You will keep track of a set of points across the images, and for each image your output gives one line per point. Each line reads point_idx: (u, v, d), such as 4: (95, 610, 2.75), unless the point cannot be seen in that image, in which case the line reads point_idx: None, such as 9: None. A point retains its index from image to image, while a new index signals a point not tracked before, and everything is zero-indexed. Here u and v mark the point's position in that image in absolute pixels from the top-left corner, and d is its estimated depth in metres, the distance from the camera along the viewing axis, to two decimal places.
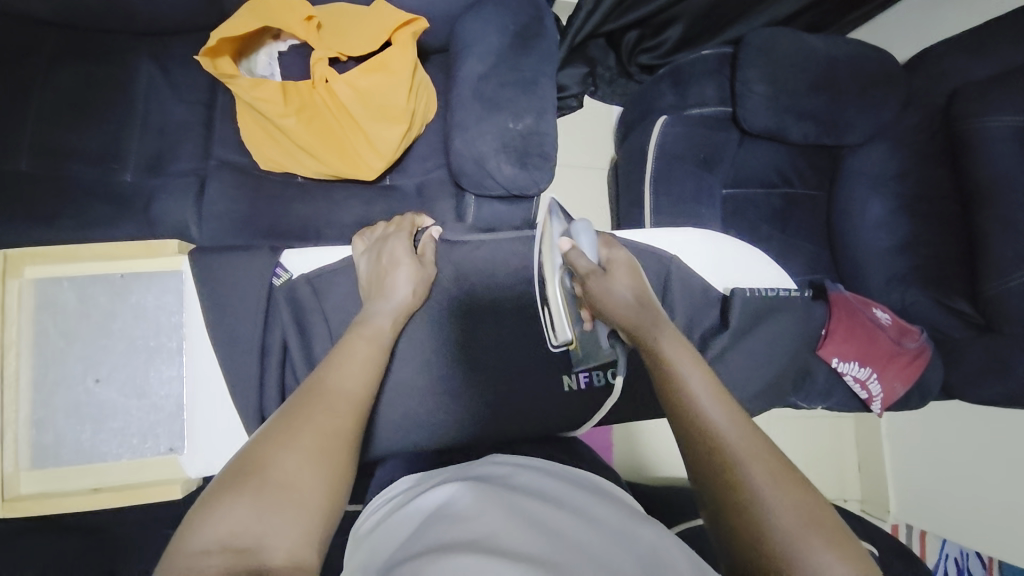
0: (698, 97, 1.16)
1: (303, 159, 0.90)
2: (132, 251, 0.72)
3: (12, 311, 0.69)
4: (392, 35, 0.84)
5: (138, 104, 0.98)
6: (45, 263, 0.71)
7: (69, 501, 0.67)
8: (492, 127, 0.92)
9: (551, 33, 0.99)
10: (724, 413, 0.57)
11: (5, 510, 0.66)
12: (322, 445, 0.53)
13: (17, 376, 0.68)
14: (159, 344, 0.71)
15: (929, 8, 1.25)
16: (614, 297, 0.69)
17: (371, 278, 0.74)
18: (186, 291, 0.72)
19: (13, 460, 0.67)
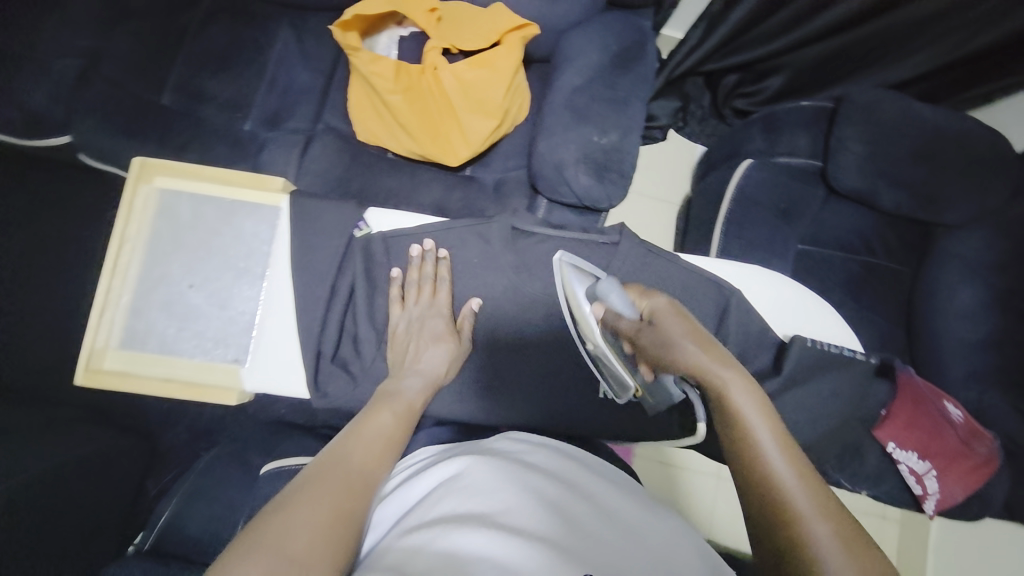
0: (789, 146, 1.14)
1: (399, 135, 0.96)
2: (243, 181, 0.80)
3: (138, 212, 0.79)
4: (503, 37, 0.89)
5: (269, 64, 1.10)
6: (172, 176, 0.80)
7: (146, 384, 0.75)
8: (576, 137, 0.95)
9: (650, 58, 1.01)
10: (781, 448, 0.54)
11: (90, 378, 0.74)
12: (331, 519, 0.52)
13: (127, 267, 0.78)
14: (247, 266, 0.78)
15: None
16: (669, 352, 0.62)
17: (398, 352, 0.75)
18: (280, 224, 0.79)
19: (108, 336, 0.76)
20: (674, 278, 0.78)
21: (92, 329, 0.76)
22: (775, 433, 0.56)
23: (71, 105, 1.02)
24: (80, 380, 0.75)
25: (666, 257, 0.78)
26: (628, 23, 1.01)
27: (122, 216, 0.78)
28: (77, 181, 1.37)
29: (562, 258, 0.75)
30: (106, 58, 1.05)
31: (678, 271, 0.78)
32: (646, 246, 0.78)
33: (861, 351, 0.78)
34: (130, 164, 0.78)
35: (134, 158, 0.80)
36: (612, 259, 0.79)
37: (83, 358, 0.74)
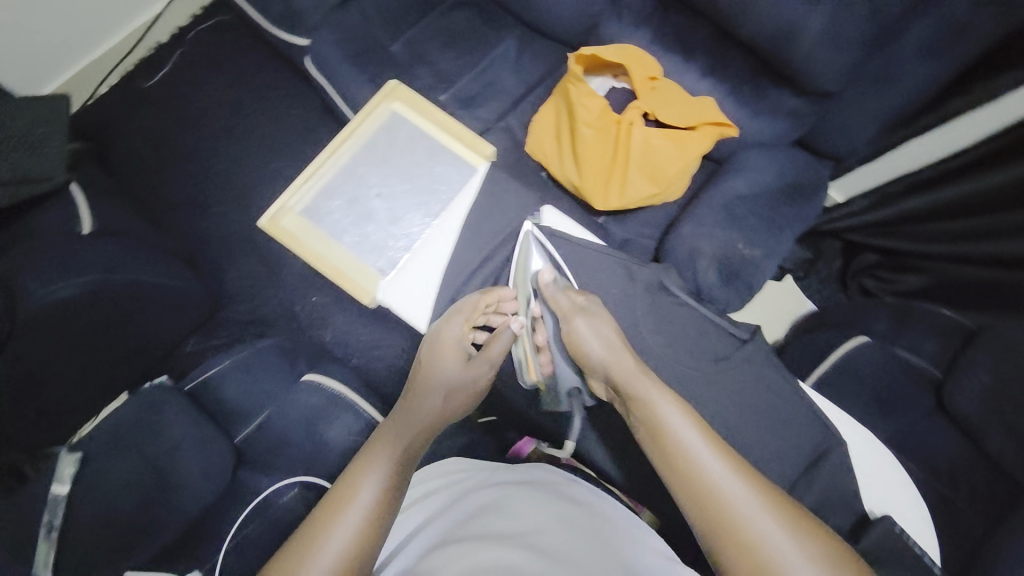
0: (911, 344, 1.11)
1: (566, 162, 1.04)
2: (459, 138, 0.99)
3: (370, 121, 0.98)
4: (700, 125, 0.95)
5: (484, 58, 1.23)
6: (408, 108, 0.99)
7: (307, 247, 0.92)
8: (721, 237, 0.98)
9: (817, 202, 1.04)
10: (757, 493, 0.58)
11: (272, 224, 0.93)
12: None
13: (341, 159, 0.97)
14: (427, 201, 0.96)
15: None
16: (591, 344, 0.73)
17: (409, 393, 0.76)
18: (469, 182, 0.98)
19: (299, 201, 0.94)
20: (774, 400, 0.78)
21: (293, 191, 0.95)
22: (742, 466, 0.60)
23: (324, 22, 1.20)
24: (263, 222, 0.92)
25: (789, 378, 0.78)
26: (811, 166, 1.06)
27: (359, 118, 0.98)
28: (281, 76, 1.56)
29: (530, 231, 0.87)
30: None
31: (789, 398, 0.78)
32: (774, 357, 0.79)
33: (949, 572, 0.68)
34: (386, 85, 0.99)
35: (389, 83, 1.00)
36: (732, 352, 0.80)
37: (276, 207, 0.91)
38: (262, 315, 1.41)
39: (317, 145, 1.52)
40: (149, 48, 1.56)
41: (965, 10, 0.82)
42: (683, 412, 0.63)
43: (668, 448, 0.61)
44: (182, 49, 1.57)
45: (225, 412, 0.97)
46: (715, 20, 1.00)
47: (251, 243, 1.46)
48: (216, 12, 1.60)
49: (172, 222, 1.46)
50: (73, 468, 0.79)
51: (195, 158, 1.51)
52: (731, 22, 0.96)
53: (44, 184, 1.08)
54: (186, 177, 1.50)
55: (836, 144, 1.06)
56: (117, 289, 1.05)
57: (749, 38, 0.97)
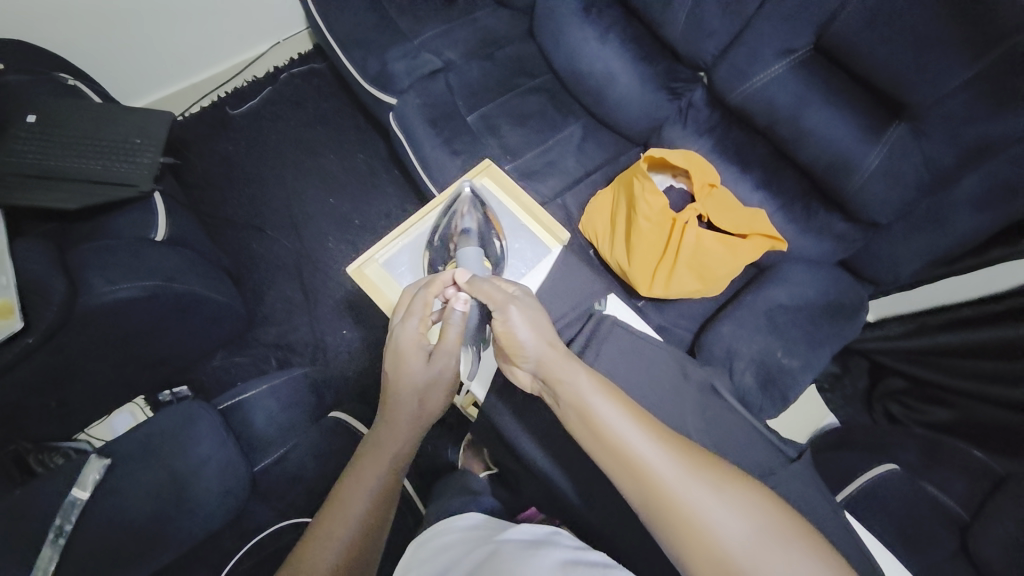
0: (940, 481, 1.07)
1: (619, 247, 1.10)
2: (543, 219, 0.97)
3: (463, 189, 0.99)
4: (751, 234, 1.01)
5: (550, 138, 1.33)
6: (499, 182, 0.99)
7: (384, 303, 0.91)
8: (761, 343, 1.01)
9: (857, 323, 1.06)
10: (688, 473, 0.58)
11: (356, 272, 0.92)
12: None
13: (430, 219, 0.97)
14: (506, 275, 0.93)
15: None
16: (516, 338, 0.74)
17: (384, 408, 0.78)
18: (544, 261, 0.95)
19: (385, 255, 0.94)
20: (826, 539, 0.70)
21: (381, 244, 0.95)
22: (669, 445, 0.61)
23: (413, 86, 1.32)
24: (348, 269, 0.93)
25: (830, 503, 0.66)
26: (852, 288, 1.10)
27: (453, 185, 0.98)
28: (356, 122, 1.69)
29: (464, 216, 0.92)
30: (455, 73, 1.35)
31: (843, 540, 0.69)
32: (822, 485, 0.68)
33: None
34: (482, 160, 1.00)
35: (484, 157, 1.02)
36: (779, 468, 0.69)
37: (362, 258, 0.92)
38: (289, 341, 1.43)
39: (375, 188, 1.61)
40: (244, 80, 1.71)
41: (1010, 175, 0.91)
42: (597, 389, 0.67)
43: (591, 423, 0.64)
44: (273, 86, 1.72)
45: (250, 436, 0.97)
46: (775, 143, 1.12)
47: (295, 269, 1.51)
48: (310, 59, 1.76)
49: (227, 237, 1.54)
50: (97, 475, 0.79)
51: (261, 183, 1.61)
52: (792, 147, 1.08)
53: (130, 189, 1.15)
54: (249, 199, 1.59)
55: (878, 271, 1.11)
56: (173, 297, 1.09)
57: (806, 163, 1.08)
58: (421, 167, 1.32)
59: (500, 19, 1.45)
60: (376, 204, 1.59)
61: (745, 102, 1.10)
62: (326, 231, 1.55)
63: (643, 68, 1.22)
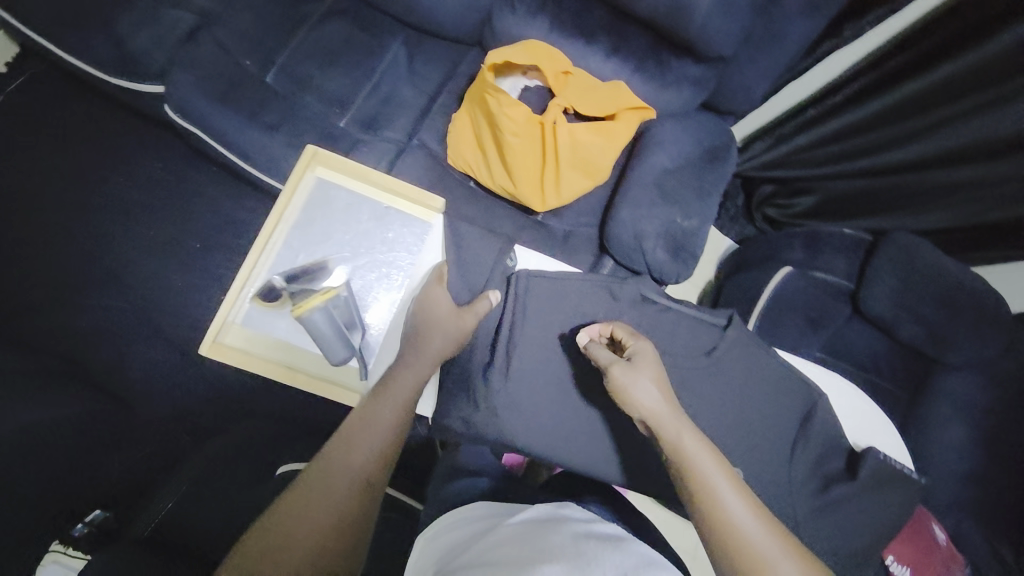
0: (825, 265, 1.26)
1: (497, 173, 1.01)
2: (403, 194, 0.89)
3: (296, 197, 0.86)
4: (619, 112, 0.97)
5: (375, 71, 1.13)
6: (333, 171, 0.87)
7: (267, 364, 0.80)
8: (661, 215, 1.02)
9: (733, 158, 1.11)
10: (788, 550, 0.61)
11: (217, 348, 0.80)
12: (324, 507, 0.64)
13: (271, 246, 0.83)
14: (388, 272, 0.84)
15: None
16: (639, 392, 0.72)
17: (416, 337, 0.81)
18: (425, 237, 0.88)
19: (240, 312, 0.81)
20: (762, 373, 0.82)
21: (228, 303, 0.81)
22: (764, 516, 0.64)
23: (176, 61, 1.02)
24: (202, 347, 0.80)
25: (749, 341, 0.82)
26: (719, 126, 1.13)
27: (283, 198, 0.84)
28: (126, 124, 1.30)
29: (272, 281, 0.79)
30: (221, 24, 1.05)
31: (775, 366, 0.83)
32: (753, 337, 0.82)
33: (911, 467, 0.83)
34: (304, 152, 0.86)
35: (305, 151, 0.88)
36: (719, 341, 0.82)
37: (213, 328, 0.79)
38: (190, 407, 1.23)
39: (196, 197, 1.30)
40: None
41: None
42: (715, 466, 0.66)
43: (699, 486, 0.65)
44: None
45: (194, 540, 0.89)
46: (610, 1, 1.03)
47: (151, 329, 1.25)
48: (26, 62, 1.28)
49: (46, 329, 1.22)
50: None
51: (47, 247, 1.24)
52: (627, 0, 1.00)
53: None
54: (42, 274, 1.23)
55: (734, 100, 1.14)
56: (4, 443, 0.85)
57: (645, 14, 1.01)
58: (239, 159, 1.07)
59: None
60: (205, 215, 1.30)
61: None
62: (163, 272, 1.27)
63: None
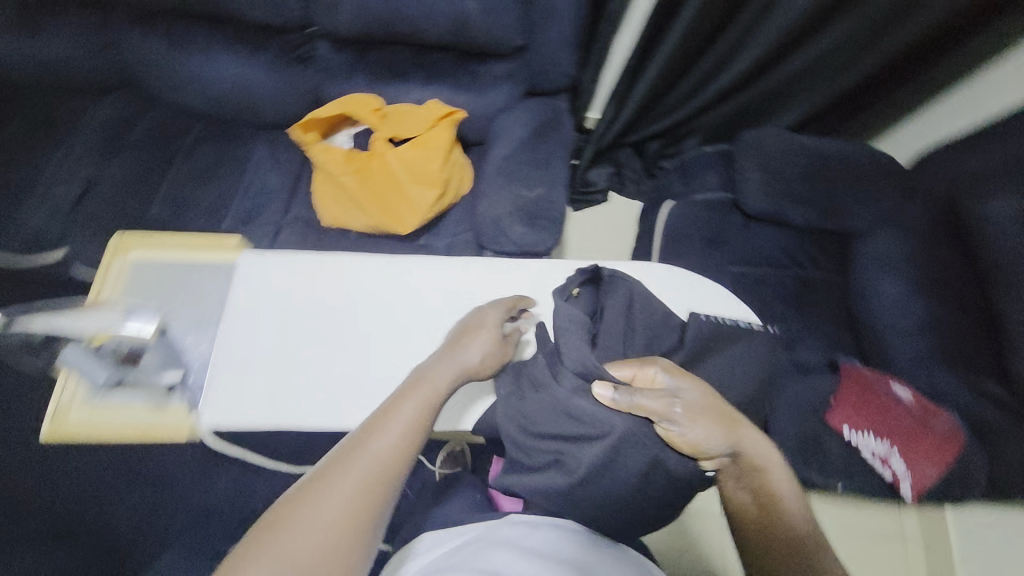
0: (702, 185, 1.31)
1: (353, 212, 1.13)
2: (203, 245, 1.00)
3: (112, 280, 0.94)
4: (437, 123, 1.10)
5: (243, 173, 1.27)
6: (144, 248, 0.98)
7: (103, 430, 0.82)
8: (509, 195, 1.11)
9: (565, 128, 1.21)
10: None
11: (53, 432, 0.82)
12: (344, 517, 0.51)
13: None
14: (204, 313, 0.91)
15: (942, 117, 1.35)
16: (704, 443, 0.60)
17: (457, 337, 0.71)
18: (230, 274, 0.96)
19: (73, 393, 0.85)
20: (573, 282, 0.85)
21: (61, 389, 0.85)
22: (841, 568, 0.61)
23: (72, 225, 1.18)
24: (43, 438, 0.83)
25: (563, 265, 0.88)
26: (545, 105, 1.24)
27: (97, 285, 0.93)
28: None
29: (16, 325, 0.82)
30: (104, 183, 1.23)
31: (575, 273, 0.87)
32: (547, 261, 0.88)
33: (754, 323, 0.84)
34: (110, 241, 0.98)
35: (112, 242, 0.99)
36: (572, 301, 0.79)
37: (49, 414, 0.83)
38: None
39: None
40: None
41: None
42: (788, 487, 0.62)
43: (780, 532, 0.61)
44: None
45: None
46: (408, 41, 1.17)
47: None
48: None
49: None
50: None
51: None
52: (418, 36, 1.14)
53: None
54: None
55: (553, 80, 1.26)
56: None
57: (437, 41, 1.16)
58: None
59: (116, 105, 1.33)
60: None
61: (356, 29, 1.14)
62: None
63: (261, 59, 1.20)
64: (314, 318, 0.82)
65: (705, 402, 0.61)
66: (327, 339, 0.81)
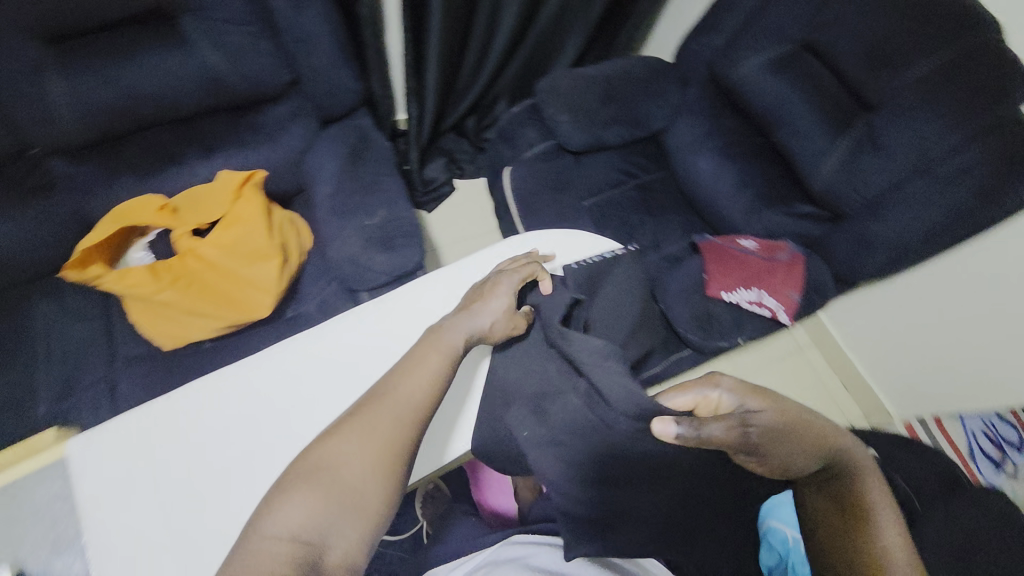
0: (526, 143, 1.36)
1: (191, 324, 0.99)
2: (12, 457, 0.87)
3: None
4: (238, 193, 1.00)
5: (32, 342, 1.03)
6: None
7: None
8: (353, 230, 1.05)
9: (377, 143, 1.17)
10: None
11: None
12: (383, 450, 0.60)
13: None
14: (53, 524, 0.82)
15: (681, 11, 1.55)
16: (786, 453, 0.56)
17: (473, 304, 0.77)
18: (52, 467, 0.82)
19: None
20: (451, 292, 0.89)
21: None
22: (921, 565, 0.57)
23: None
24: None
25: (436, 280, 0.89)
26: (346, 127, 1.18)
27: None
28: None
29: None
30: None
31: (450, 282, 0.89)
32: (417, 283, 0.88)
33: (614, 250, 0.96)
34: None
35: None
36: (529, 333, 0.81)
37: None
38: None
39: None
40: None
41: None
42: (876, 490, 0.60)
43: (864, 526, 0.58)
44: None
45: None
46: (161, 119, 1.02)
47: None
48: None
49: None
50: None
51: None
52: (170, 111, 1.01)
53: None
54: None
55: None
56: None
57: (196, 107, 1.03)
58: None
59: None
60: None
61: (89, 130, 0.96)
62: None
63: None
64: (205, 459, 0.73)
65: (781, 426, 0.56)
66: (230, 473, 0.72)
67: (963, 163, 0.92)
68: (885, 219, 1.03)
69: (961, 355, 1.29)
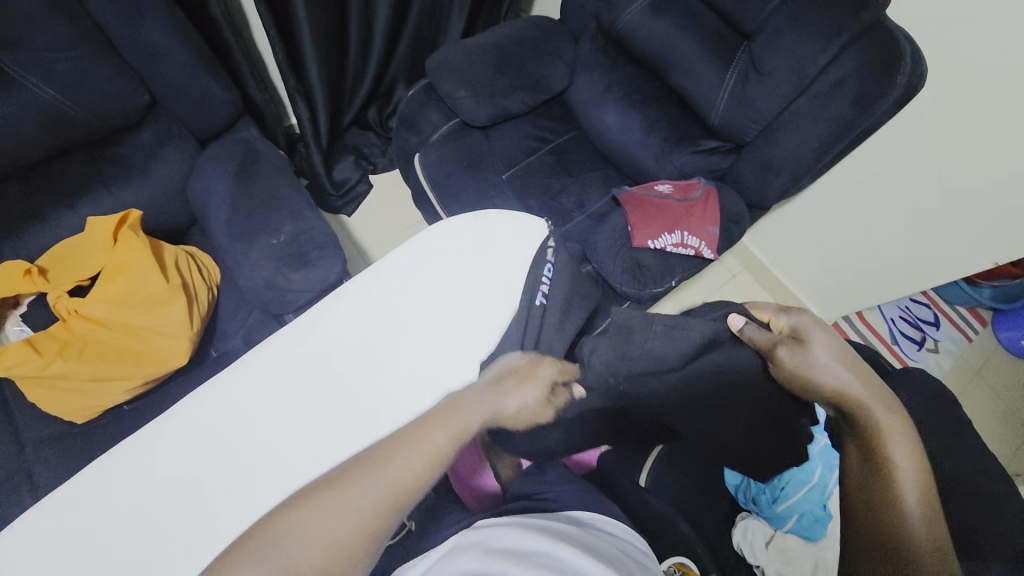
0: (431, 126, 1.30)
1: (96, 393, 0.89)
2: None
3: None
4: (115, 238, 0.89)
5: None
6: None
7: None
8: (260, 252, 0.97)
9: (267, 153, 1.08)
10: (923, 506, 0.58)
11: None
12: (347, 547, 0.49)
13: None
14: None
15: None
16: (815, 369, 0.67)
17: (499, 380, 0.65)
18: None
19: None
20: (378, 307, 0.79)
21: None
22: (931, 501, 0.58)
23: None
24: None
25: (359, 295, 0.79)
26: (228, 142, 1.07)
27: None
28: None
29: None
30: None
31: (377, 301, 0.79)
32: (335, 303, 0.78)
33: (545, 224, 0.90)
34: None
35: None
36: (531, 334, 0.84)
37: None
38: None
39: None
40: None
41: None
42: (901, 426, 0.62)
43: (872, 436, 0.62)
44: None
45: None
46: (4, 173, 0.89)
47: None
48: None
49: None
50: None
51: None
52: (11, 161, 0.88)
53: None
54: None
55: None
56: None
57: (43, 152, 0.91)
58: None
59: None
60: None
61: None
62: None
63: None
64: (136, 543, 0.63)
65: (826, 355, 0.67)
66: (168, 551, 0.63)
67: (837, 76, 0.96)
68: (781, 142, 1.07)
69: (871, 252, 1.40)
